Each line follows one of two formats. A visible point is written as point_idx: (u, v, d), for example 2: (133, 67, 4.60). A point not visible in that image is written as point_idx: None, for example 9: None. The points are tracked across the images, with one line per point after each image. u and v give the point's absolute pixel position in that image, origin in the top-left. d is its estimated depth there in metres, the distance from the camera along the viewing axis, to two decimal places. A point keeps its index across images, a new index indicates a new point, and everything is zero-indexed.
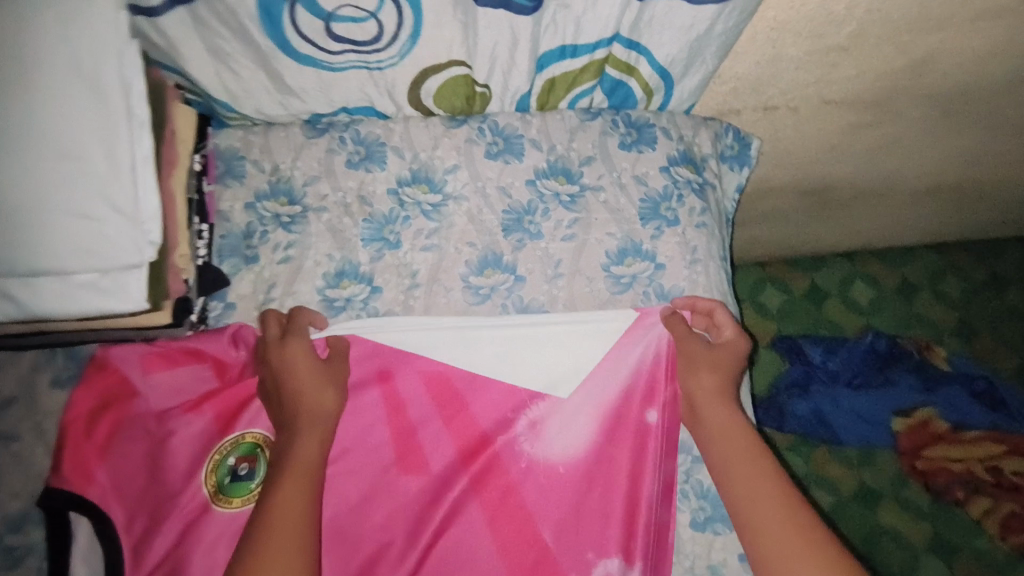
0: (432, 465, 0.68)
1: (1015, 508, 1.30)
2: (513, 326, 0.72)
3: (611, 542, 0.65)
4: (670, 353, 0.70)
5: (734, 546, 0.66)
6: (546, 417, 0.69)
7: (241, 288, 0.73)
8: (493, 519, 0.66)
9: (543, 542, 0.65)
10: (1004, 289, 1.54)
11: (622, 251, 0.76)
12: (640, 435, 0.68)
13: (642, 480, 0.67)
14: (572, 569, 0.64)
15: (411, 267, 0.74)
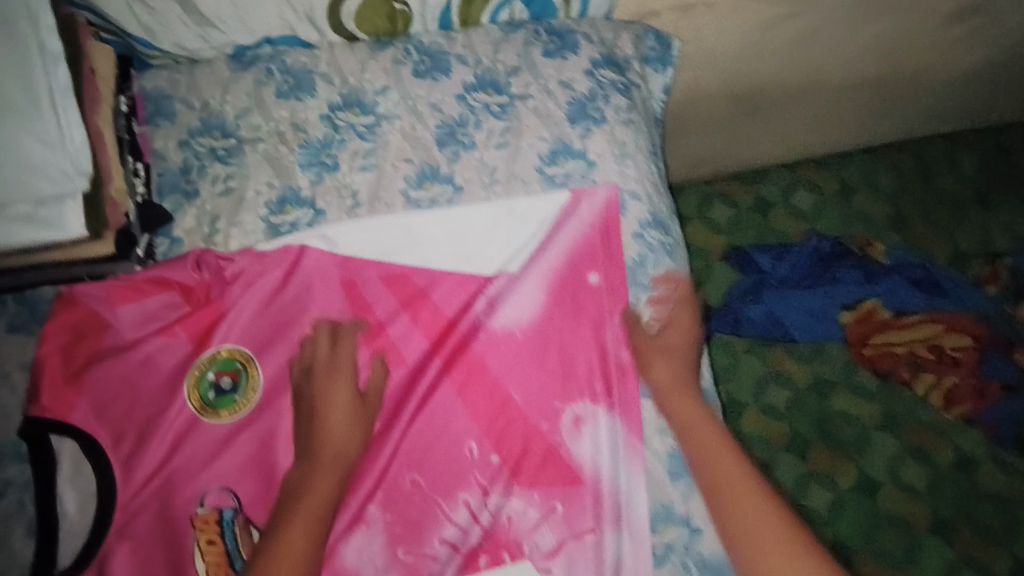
0: (407, 356, 0.74)
1: (957, 380, 1.40)
2: (460, 219, 0.77)
3: (575, 390, 0.73)
4: (604, 216, 0.76)
5: (680, 408, 0.73)
6: (501, 294, 0.75)
7: (186, 223, 0.74)
8: (465, 392, 0.73)
9: (513, 401, 0.72)
10: (932, 176, 1.63)
11: (553, 153, 0.79)
12: (586, 298, 0.75)
13: (597, 334, 0.74)
14: (542, 418, 0.72)
15: (352, 188, 0.77)
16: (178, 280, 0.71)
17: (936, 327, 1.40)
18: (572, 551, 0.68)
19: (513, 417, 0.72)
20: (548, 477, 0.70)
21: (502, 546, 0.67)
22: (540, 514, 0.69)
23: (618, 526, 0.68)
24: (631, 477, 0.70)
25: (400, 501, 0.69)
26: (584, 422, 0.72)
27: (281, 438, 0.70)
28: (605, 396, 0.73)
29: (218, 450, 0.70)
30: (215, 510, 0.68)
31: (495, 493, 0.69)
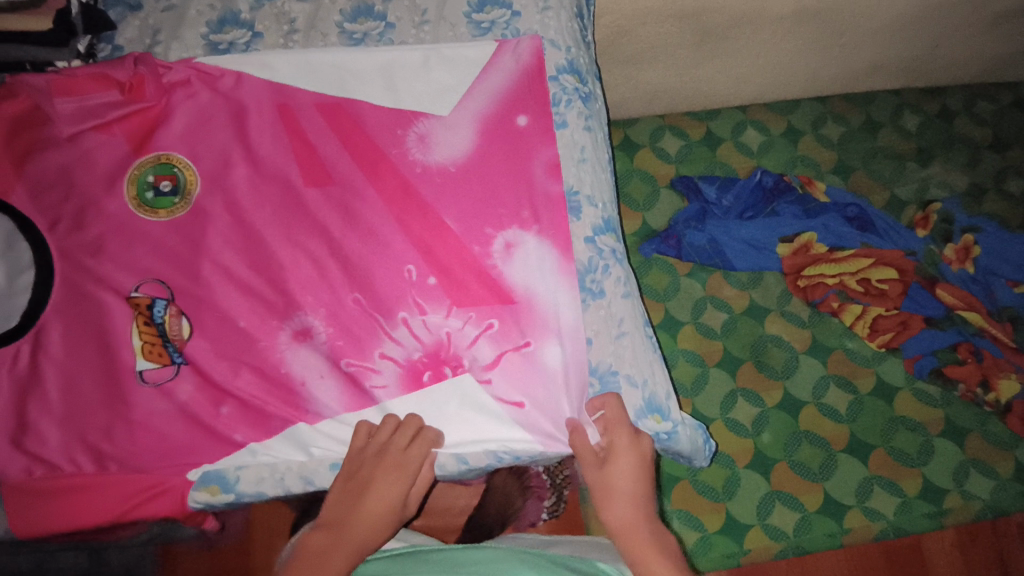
0: (336, 178, 0.77)
1: (881, 312, 1.36)
2: (388, 55, 0.81)
3: (506, 217, 0.76)
4: (533, 63, 0.82)
5: (581, 232, 0.77)
6: (431, 131, 0.78)
7: (128, 33, 0.81)
8: (399, 218, 0.75)
9: (448, 227, 0.75)
10: (878, 130, 1.60)
11: (482, 2, 0.84)
12: (517, 138, 0.79)
13: (526, 167, 0.78)
14: (474, 242, 0.75)
15: (289, 16, 0.82)
16: (115, 78, 0.75)
17: (863, 262, 1.38)
18: (510, 360, 0.73)
19: (448, 241, 0.75)
20: (484, 295, 0.74)
21: (443, 361, 0.72)
22: (477, 330, 0.73)
23: (554, 338, 0.74)
24: (563, 296, 0.75)
25: (342, 315, 0.73)
26: (514, 246, 0.75)
27: (206, 236, 0.74)
28: (533, 222, 0.76)
29: (144, 242, 0.73)
30: (148, 298, 0.71)
31: (432, 312, 0.73)
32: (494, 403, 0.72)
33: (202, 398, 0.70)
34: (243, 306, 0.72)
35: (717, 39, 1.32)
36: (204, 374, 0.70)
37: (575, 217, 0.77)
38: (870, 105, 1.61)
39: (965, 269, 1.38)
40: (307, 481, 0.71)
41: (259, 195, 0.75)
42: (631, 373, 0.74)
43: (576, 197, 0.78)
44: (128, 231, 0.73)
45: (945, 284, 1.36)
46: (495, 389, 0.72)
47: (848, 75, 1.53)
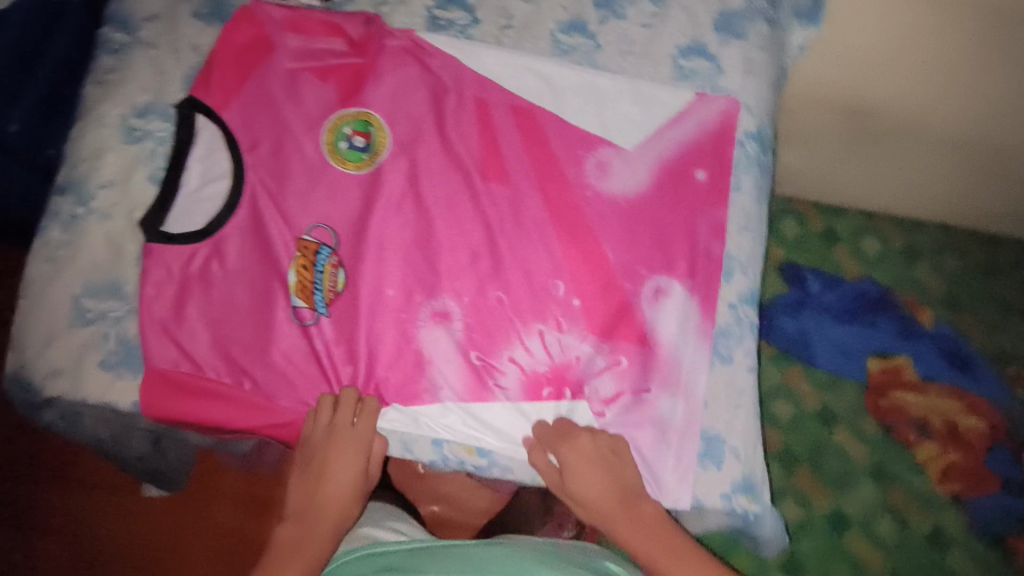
0: (512, 179, 0.78)
1: (958, 458, 1.32)
2: (592, 76, 0.82)
3: (662, 264, 0.77)
4: (726, 122, 0.82)
5: (727, 297, 0.78)
6: (612, 161, 0.80)
7: None
8: (564, 235, 0.77)
9: (607, 259, 0.77)
10: (1001, 280, 1.50)
11: (690, 48, 0.84)
12: (693, 192, 0.80)
13: (694, 223, 0.79)
14: (627, 280, 0.77)
15: (509, 11, 0.83)
16: (351, 34, 0.79)
17: (952, 404, 1.35)
18: (628, 402, 0.74)
19: (603, 271, 0.77)
20: (621, 333, 0.76)
21: (565, 382, 0.74)
22: (605, 363, 0.75)
23: (675, 392, 0.74)
24: (694, 357, 0.75)
25: (484, 310, 0.75)
26: (663, 294, 0.77)
27: (379, 202, 0.76)
28: (686, 276, 0.77)
29: (308, 180, 0.76)
30: (316, 243, 0.74)
31: (569, 333, 0.75)
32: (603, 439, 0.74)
33: (336, 348, 0.73)
34: (397, 275, 0.75)
35: (867, 139, 1.24)
36: (345, 328, 0.73)
37: (725, 279, 0.78)
38: (1002, 248, 1.51)
39: None
40: (405, 447, 0.74)
41: (437, 175, 0.77)
42: (739, 447, 0.74)
43: (732, 261, 0.79)
44: (309, 170, 0.76)
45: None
46: (607, 423, 0.74)
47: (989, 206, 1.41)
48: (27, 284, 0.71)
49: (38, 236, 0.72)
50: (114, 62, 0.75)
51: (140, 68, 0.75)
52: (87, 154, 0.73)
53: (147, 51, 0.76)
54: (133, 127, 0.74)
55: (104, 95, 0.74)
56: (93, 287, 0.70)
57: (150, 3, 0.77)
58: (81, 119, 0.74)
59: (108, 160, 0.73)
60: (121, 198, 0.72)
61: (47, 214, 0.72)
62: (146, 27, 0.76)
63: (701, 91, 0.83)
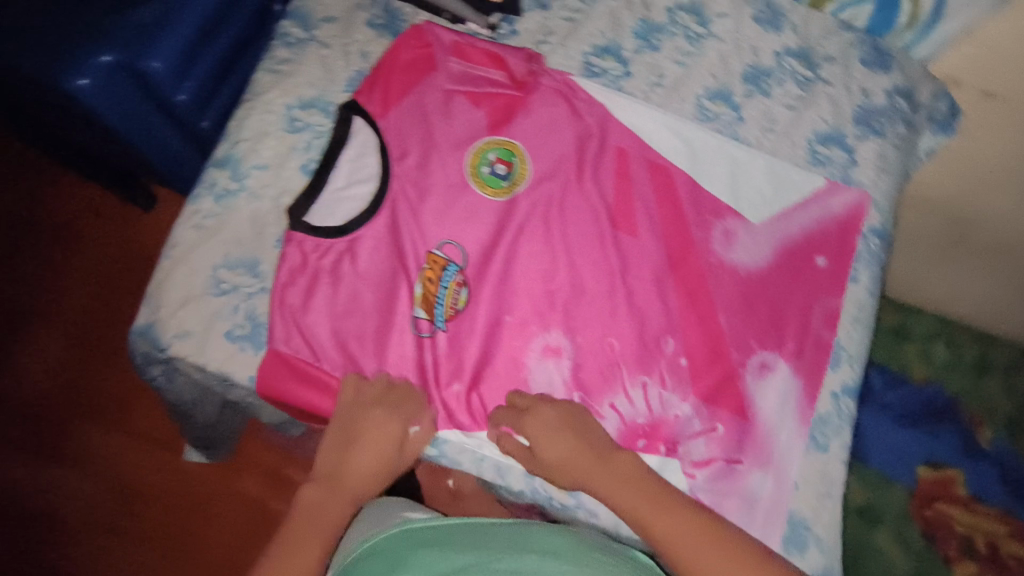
0: (638, 231, 0.80)
1: None
2: (730, 145, 0.84)
3: (773, 340, 0.78)
4: (852, 214, 0.84)
5: (830, 386, 0.78)
6: (737, 231, 0.81)
7: (528, 25, 0.84)
8: (681, 294, 0.79)
9: (720, 325, 0.78)
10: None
11: (828, 136, 0.86)
12: (811, 276, 0.81)
13: (807, 305, 0.80)
14: (736, 349, 0.77)
15: (661, 70, 0.85)
16: (511, 67, 0.81)
17: (997, 526, 1.31)
18: (719, 469, 0.74)
19: (715, 337, 0.78)
20: (722, 400, 0.76)
21: (661, 438, 0.75)
22: (702, 427, 0.75)
23: (766, 469, 0.74)
24: (790, 437, 0.75)
25: (595, 354, 0.76)
26: (768, 369, 0.77)
27: (510, 230, 0.77)
28: (794, 356, 0.78)
29: (444, 196, 0.77)
30: (445, 258, 0.76)
31: (672, 391, 0.76)
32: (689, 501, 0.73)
33: (445, 364, 0.74)
34: (517, 306, 0.76)
35: (965, 251, 1.26)
36: (458, 346, 0.74)
37: (832, 367, 0.78)
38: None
39: None
40: (499, 474, 0.74)
41: (571, 216, 0.79)
42: (823, 538, 0.74)
43: (840, 350, 0.79)
44: (448, 187, 0.77)
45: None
46: (695, 486, 0.74)
47: None
48: (171, 246, 0.73)
49: (189, 204, 0.74)
50: (290, 53, 0.79)
51: (312, 64, 0.78)
52: (248, 134, 0.76)
53: (321, 49, 0.79)
54: (294, 117, 0.77)
55: (274, 83, 0.77)
56: (232, 260, 0.73)
57: (331, 7, 0.81)
58: (249, 101, 0.77)
59: (267, 143, 0.76)
60: (272, 180, 0.75)
61: (202, 184, 0.75)
62: (322, 26, 0.80)
63: (832, 178, 0.85)
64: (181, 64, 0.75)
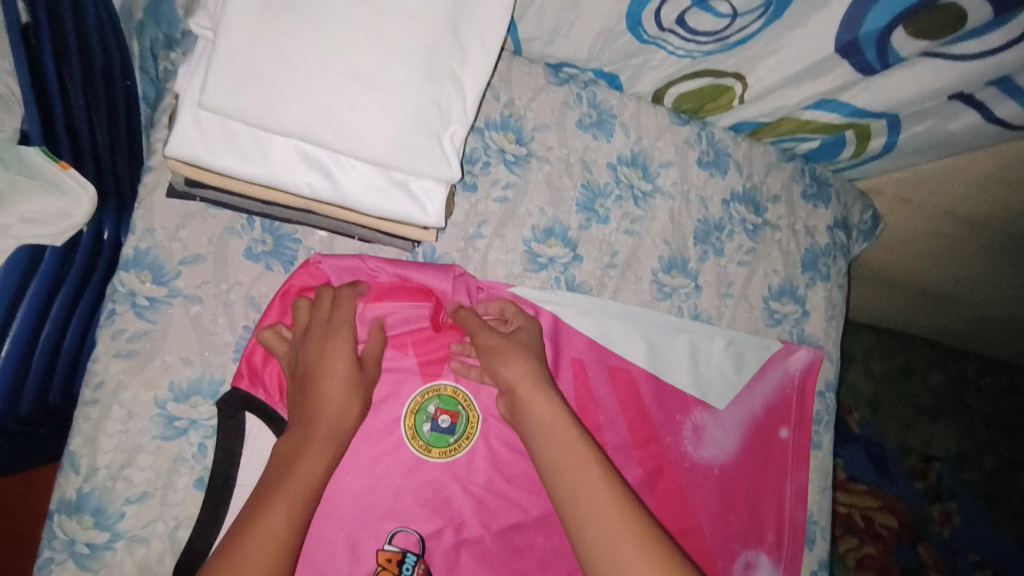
0: (611, 457, 0.71)
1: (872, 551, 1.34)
2: (688, 326, 0.75)
3: (753, 537, 0.76)
4: (812, 372, 0.80)
5: (809, 565, 0.78)
6: (706, 424, 0.75)
7: (454, 214, 0.68)
8: (662, 511, 0.72)
9: (704, 536, 0.73)
10: (909, 378, 1.51)
11: (781, 290, 0.81)
12: (780, 454, 0.78)
13: (778, 488, 0.77)
14: (722, 558, 0.74)
15: (612, 247, 0.74)
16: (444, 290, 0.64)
17: (872, 500, 1.38)
18: None
19: (700, 552, 0.73)
20: None
21: None
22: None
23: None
24: None
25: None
26: (753, 569, 0.75)
27: (472, 494, 0.66)
28: (773, 548, 0.76)
29: (392, 471, 0.63)
30: (400, 551, 0.62)
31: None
32: None
33: None
34: None
35: (880, 282, 1.29)
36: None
37: (809, 546, 0.78)
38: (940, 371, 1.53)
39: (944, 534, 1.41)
40: None
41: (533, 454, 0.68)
42: None
43: (814, 525, 0.79)
44: (396, 458, 0.63)
45: (927, 545, 1.38)
46: None
47: (962, 338, 1.48)
48: None
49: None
50: (146, 322, 0.56)
51: (184, 334, 0.57)
52: (110, 459, 0.54)
53: (188, 306, 0.57)
54: (170, 415, 0.56)
55: (130, 372, 0.55)
56: None
57: (190, 238, 0.58)
58: (98, 403, 0.55)
59: (140, 463, 0.55)
60: (158, 512, 0.55)
61: (50, 544, 0.53)
62: (183, 271, 0.57)
63: (788, 337, 0.81)
64: None
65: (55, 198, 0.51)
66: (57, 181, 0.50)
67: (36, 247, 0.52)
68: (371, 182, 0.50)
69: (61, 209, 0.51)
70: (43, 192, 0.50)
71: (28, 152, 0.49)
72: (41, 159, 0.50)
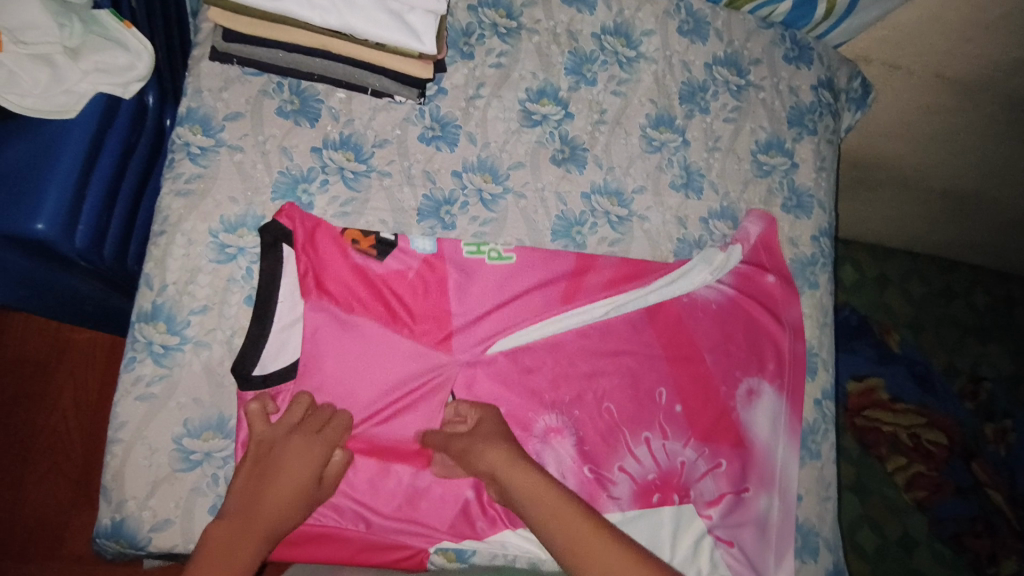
0: None
1: (922, 469, 1.29)
2: (675, 176, 0.82)
3: (754, 366, 0.81)
4: (773, 234, 0.84)
5: (814, 393, 0.83)
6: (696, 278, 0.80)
7: (455, 78, 0.77)
8: (662, 340, 0.79)
9: (704, 362, 0.79)
10: (951, 298, 1.46)
11: (768, 144, 0.87)
12: (771, 295, 0.83)
13: (774, 324, 0.82)
14: (724, 383, 0.79)
15: (601, 106, 0.81)
16: (438, 287, 0.71)
17: (918, 419, 1.32)
18: (730, 505, 0.76)
19: (702, 376, 0.79)
20: (719, 436, 0.78)
21: (674, 488, 0.74)
22: (707, 466, 0.76)
23: (771, 491, 0.77)
24: (786, 456, 0.79)
25: (594, 422, 0.74)
26: (756, 395, 0.80)
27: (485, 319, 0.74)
28: (775, 376, 0.81)
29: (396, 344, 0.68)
30: None
31: (673, 439, 0.76)
32: (712, 542, 0.73)
33: (455, 477, 0.68)
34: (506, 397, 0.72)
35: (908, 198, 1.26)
36: None
37: (812, 376, 0.83)
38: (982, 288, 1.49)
39: (1000, 449, 1.35)
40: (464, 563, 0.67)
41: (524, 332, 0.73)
42: (829, 538, 0.79)
43: (818, 357, 0.84)
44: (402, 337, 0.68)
45: (979, 459, 1.32)
46: (714, 527, 0.74)
47: (997, 253, 1.46)
48: (116, 428, 0.62)
49: (124, 371, 0.63)
50: (198, 167, 0.67)
51: (228, 176, 0.68)
52: (178, 276, 0.66)
53: (232, 154, 0.68)
54: (222, 242, 0.67)
55: (189, 206, 0.67)
56: (195, 426, 0.64)
57: (230, 98, 0.69)
58: (165, 232, 0.66)
59: (200, 281, 0.66)
60: (218, 322, 0.66)
61: (133, 343, 0.64)
62: (227, 126, 0.69)
63: (777, 187, 0.86)
64: (76, 212, 0.62)
65: (123, 52, 0.64)
66: (123, 39, 0.64)
67: (109, 96, 0.65)
68: (370, 15, 0.60)
69: (127, 62, 0.64)
70: (113, 47, 0.63)
71: (102, 15, 0.64)
72: (110, 20, 0.64)
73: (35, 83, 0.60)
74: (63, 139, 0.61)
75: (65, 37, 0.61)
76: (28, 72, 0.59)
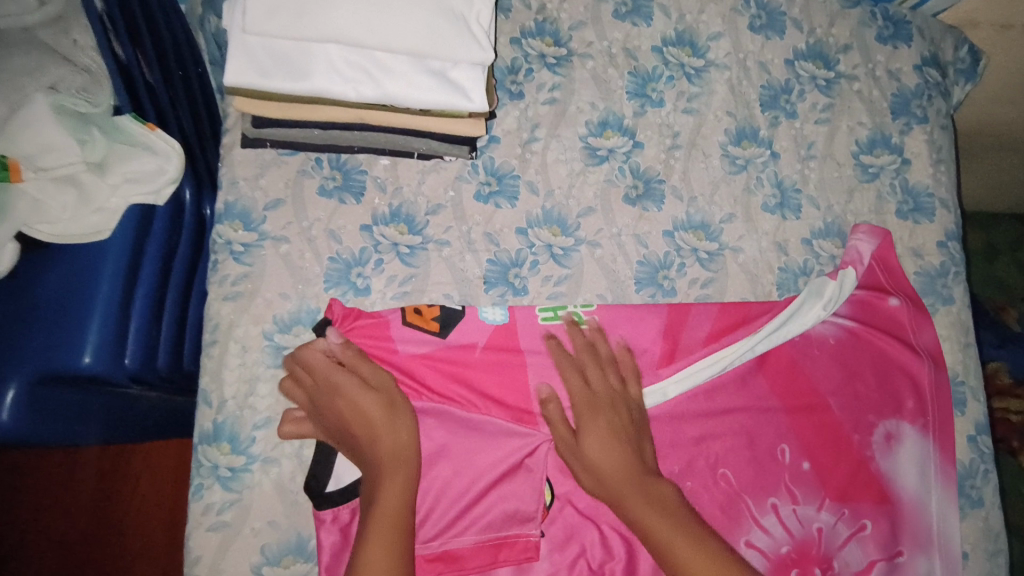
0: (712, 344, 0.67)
1: None
2: (768, 197, 0.72)
3: (889, 407, 0.69)
4: (890, 250, 0.72)
5: (964, 429, 0.72)
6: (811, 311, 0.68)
7: (507, 123, 0.69)
8: (778, 389, 0.68)
9: (830, 409, 0.68)
10: None
11: (872, 142, 0.75)
12: (897, 323, 0.71)
13: (905, 355, 0.70)
14: (857, 431, 0.68)
15: (673, 128, 0.71)
16: (512, 367, 0.62)
17: None
18: (882, 572, 0.65)
19: (829, 425, 0.68)
20: (860, 492, 0.67)
21: (814, 561, 0.64)
22: (849, 530, 0.66)
23: (928, 552, 0.66)
24: (941, 507, 0.67)
25: (712, 493, 0.64)
26: (896, 439, 0.69)
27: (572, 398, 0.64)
28: (916, 415, 0.69)
29: (478, 443, 0.59)
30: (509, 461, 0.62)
31: (806, 502, 0.65)
32: None
33: None
34: None
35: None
36: (572, 557, 0.61)
37: (960, 411, 0.72)
38: None
39: None
40: None
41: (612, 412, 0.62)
42: None
43: (964, 386, 0.72)
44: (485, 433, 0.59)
45: None
46: None
47: None
48: (190, 564, 0.57)
49: (192, 501, 0.58)
50: (244, 266, 0.61)
51: (277, 271, 0.62)
52: (237, 388, 0.60)
53: (278, 245, 0.62)
54: (279, 345, 0.61)
55: (239, 310, 0.61)
56: (274, 552, 0.58)
57: (270, 184, 0.63)
58: (217, 342, 0.61)
59: (260, 390, 0.60)
60: (284, 434, 0.60)
61: (197, 469, 0.58)
62: (268, 216, 0.63)
63: (889, 191, 0.74)
64: (123, 337, 0.58)
65: (150, 157, 0.60)
66: (148, 142, 0.60)
67: (143, 206, 0.61)
68: (411, 78, 0.53)
69: (157, 166, 0.60)
70: (140, 153, 0.60)
71: (122, 120, 0.59)
72: (132, 124, 0.60)
73: (63, 208, 0.56)
74: (99, 260, 0.58)
75: (87, 152, 0.57)
76: (55, 198, 0.56)
